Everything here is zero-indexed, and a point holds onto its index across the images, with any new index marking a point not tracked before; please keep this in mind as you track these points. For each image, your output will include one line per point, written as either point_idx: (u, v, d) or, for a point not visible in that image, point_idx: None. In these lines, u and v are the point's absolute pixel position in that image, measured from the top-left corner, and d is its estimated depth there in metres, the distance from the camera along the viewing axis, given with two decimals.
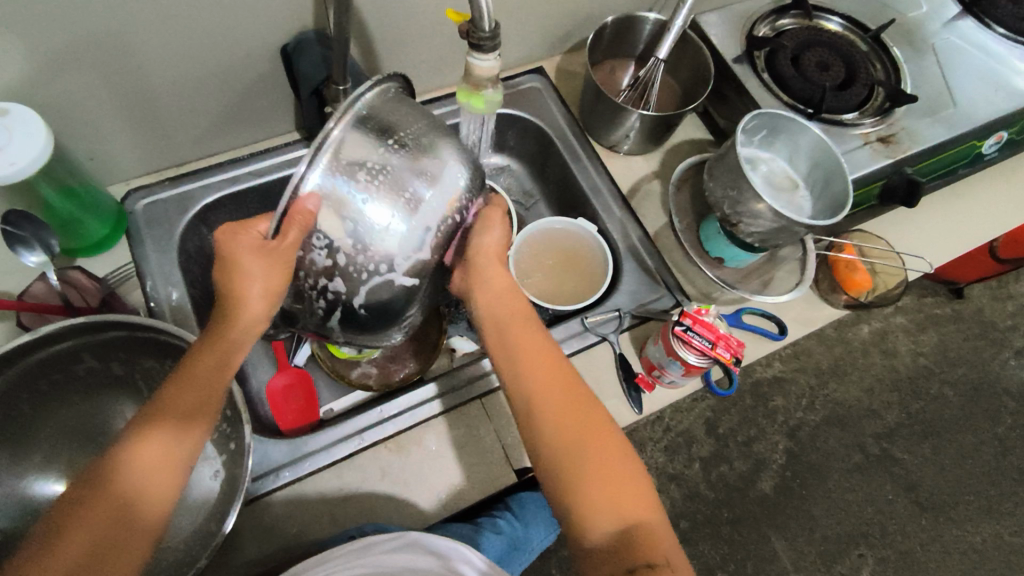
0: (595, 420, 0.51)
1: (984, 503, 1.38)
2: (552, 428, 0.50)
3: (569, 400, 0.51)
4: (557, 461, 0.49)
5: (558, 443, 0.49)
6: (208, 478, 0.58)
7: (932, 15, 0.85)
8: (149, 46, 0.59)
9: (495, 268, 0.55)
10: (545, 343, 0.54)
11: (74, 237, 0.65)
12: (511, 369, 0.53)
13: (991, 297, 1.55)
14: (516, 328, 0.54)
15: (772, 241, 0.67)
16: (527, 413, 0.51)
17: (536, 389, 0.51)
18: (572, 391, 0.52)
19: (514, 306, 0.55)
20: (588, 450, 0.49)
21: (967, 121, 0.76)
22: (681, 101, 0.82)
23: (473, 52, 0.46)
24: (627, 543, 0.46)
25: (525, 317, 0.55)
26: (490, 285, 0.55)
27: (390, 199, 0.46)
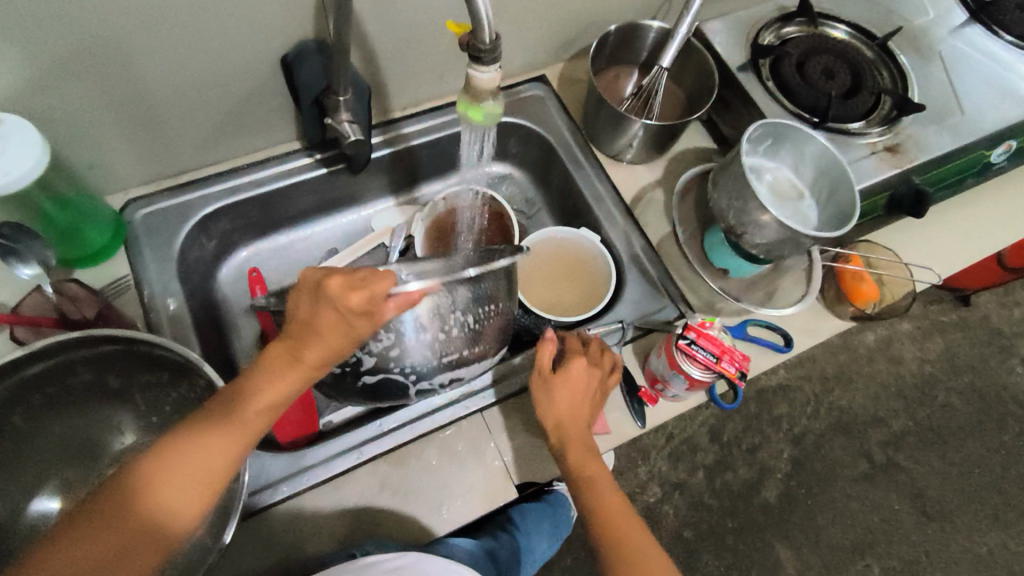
0: (635, 523, 0.56)
1: (991, 512, 1.36)
2: (608, 543, 0.55)
3: (617, 501, 0.57)
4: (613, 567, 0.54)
5: (615, 560, 0.54)
6: None
7: (940, 21, 0.84)
8: (147, 55, 0.59)
9: (574, 368, 0.60)
10: (596, 458, 0.59)
11: (70, 248, 0.64)
12: (578, 475, 0.57)
13: (998, 304, 1.54)
14: (574, 445, 0.58)
15: (776, 252, 0.66)
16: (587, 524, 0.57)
17: (596, 497, 0.57)
18: (621, 507, 0.57)
19: (579, 419, 0.59)
20: (635, 567, 0.53)
21: (975, 130, 0.75)
22: (685, 109, 0.81)
23: (473, 64, 0.45)
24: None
25: (583, 434, 0.59)
26: (564, 395, 0.59)
27: (431, 340, 0.54)
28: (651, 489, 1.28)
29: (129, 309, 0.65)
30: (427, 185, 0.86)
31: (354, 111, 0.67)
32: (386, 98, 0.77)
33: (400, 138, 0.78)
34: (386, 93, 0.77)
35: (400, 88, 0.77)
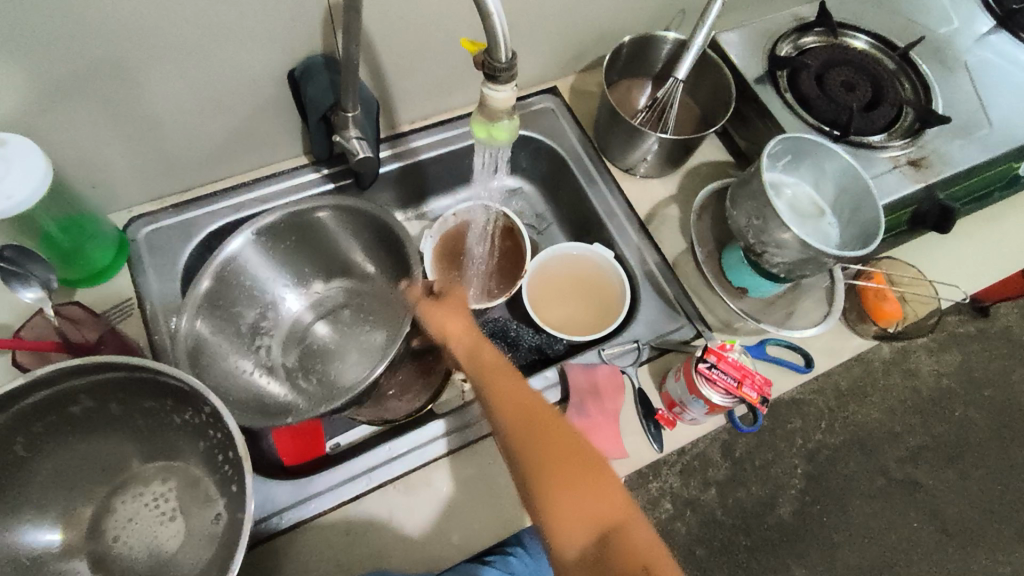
0: (555, 426, 0.50)
1: (1013, 530, 1.32)
2: (527, 454, 0.49)
3: (544, 430, 0.50)
4: (532, 482, 0.48)
5: (526, 470, 0.48)
6: (212, 521, 0.55)
7: (963, 30, 0.81)
8: (153, 71, 0.58)
9: (455, 321, 0.59)
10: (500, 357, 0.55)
11: (75, 269, 0.63)
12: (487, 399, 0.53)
13: (1019, 316, 1.50)
14: (475, 351, 0.56)
15: (799, 272, 0.64)
16: (506, 454, 0.50)
17: (501, 402, 0.51)
18: (534, 402, 0.51)
19: (470, 333, 0.58)
20: (556, 466, 0.48)
21: (1003, 142, 0.72)
22: (700, 121, 0.79)
23: (488, 83, 0.43)
24: (604, 552, 0.45)
25: (487, 347, 0.56)
26: (441, 317, 0.59)
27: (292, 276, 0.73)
28: (662, 506, 1.26)
29: (132, 329, 0.64)
30: (435, 200, 0.84)
31: (363, 127, 0.65)
32: (394, 112, 0.76)
33: (409, 153, 0.76)
34: (395, 107, 0.75)
35: (409, 102, 0.75)
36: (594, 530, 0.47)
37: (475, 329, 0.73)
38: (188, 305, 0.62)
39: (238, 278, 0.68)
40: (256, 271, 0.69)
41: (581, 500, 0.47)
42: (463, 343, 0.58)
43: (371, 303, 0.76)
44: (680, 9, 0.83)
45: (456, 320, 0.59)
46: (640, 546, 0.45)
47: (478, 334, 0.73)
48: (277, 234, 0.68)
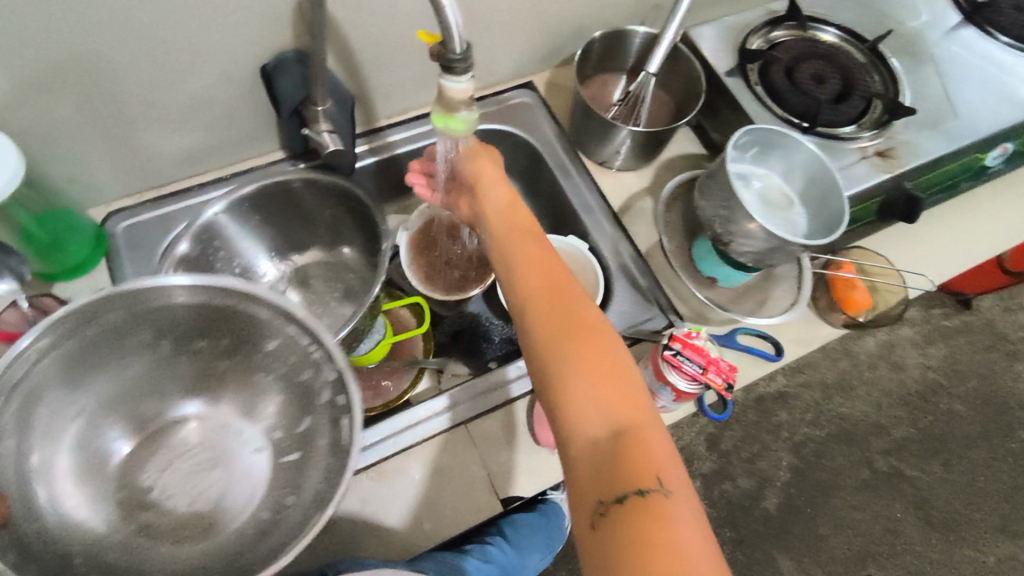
0: (582, 318, 0.46)
1: (997, 520, 1.33)
2: (550, 336, 0.46)
3: (574, 317, 0.46)
4: (550, 369, 0.44)
5: (545, 356, 0.45)
6: (253, 460, 0.53)
7: (932, 24, 0.82)
8: (126, 67, 0.58)
9: (495, 195, 0.56)
10: (543, 245, 0.52)
11: (52, 263, 0.63)
12: (514, 281, 0.50)
13: (1003, 309, 1.52)
14: (515, 234, 0.53)
15: (766, 260, 0.65)
16: (527, 337, 0.47)
17: (533, 288, 0.48)
18: (567, 296, 0.48)
19: (515, 217, 0.55)
20: (580, 350, 0.44)
21: (970, 133, 0.73)
22: (673, 114, 0.80)
23: (446, 74, 0.44)
24: (615, 451, 0.40)
25: (530, 233, 0.53)
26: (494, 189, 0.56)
27: (265, 245, 0.76)
28: None
29: None
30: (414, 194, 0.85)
31: (335, 121, 0.66)
32: (371, 107, 0.77)
33: (385, 147, 0.77)
34: (371, 103, 0.76)
35: (385, 97, 0.76)
36: (608, 429, 0.41)
37: (446, 321, 0.76)
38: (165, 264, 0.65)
39: (214, 244, 0.70)
40: (232, 239, 0.72)
41: (598, 396, 0.43)
42: (494, 225, 0.55)
43: (341, 275, 0.79)
44: (654, 4, 0.84)
45: (502, 199, 0.56)
46: (653, 456, 0.40)
47: (448, 325, 0.76)
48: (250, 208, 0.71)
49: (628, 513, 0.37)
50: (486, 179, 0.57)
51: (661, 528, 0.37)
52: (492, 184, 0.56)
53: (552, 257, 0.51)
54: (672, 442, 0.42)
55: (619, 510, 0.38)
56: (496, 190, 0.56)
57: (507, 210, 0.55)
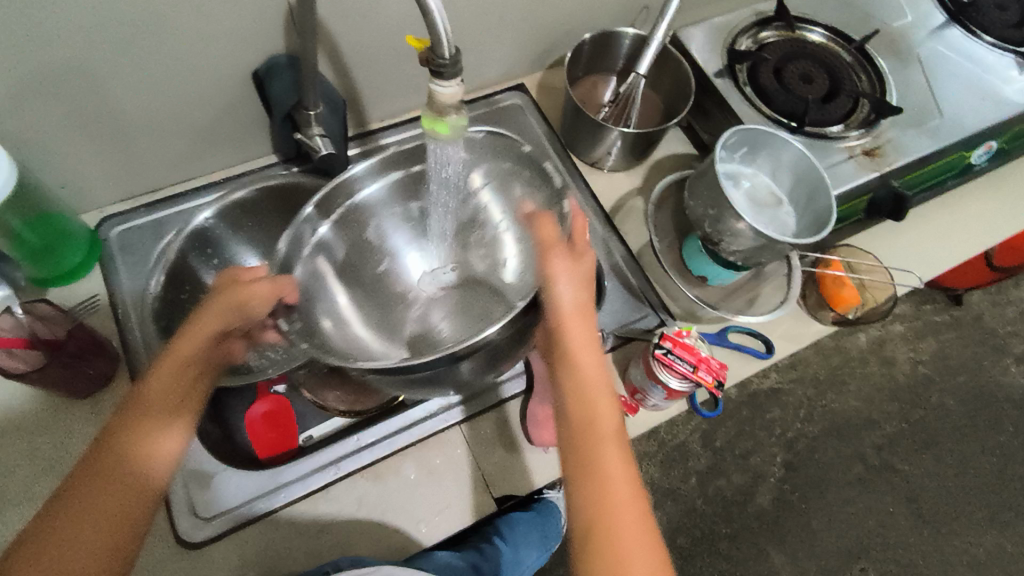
0: (616, 458, 0.48)
1: (987, 512, 1.35)
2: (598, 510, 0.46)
3: (615, 487, 0.47)
4: (601, 536, 0.46)
5: (574, 480, 0.48)
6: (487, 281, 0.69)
7: (917, 24, 0.84)
8: (117, 73, 0.59)
9: (561, 261, 0.53)
10: (596, 353, 0.51)
11: (47, 267, 0.64)
12: (583, 431, 0.49)
13: (992, 304, 1.53)
14: (570, 323, 0.51)
15: (755, 259, 0.66)
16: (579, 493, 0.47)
17: (576, 409, 0.50)
18: (609, 428, 0.49)
19: (573, 305, 0.52)
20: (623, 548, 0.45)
21: (955, 131, 0.74)
22: (663, 115, 0.80)
23: (434, 79, 0.44)
24: None
25: (587, 331, 0.51)
26: (548, 265, 0.53)
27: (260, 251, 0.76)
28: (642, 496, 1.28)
29: (102, 326, 0.65)
30: None
31: (327, 125, 0.66)
32: (363, 110, 0.77)
33: (378, 149, 0.78)
34: (363, 106, 0.77)
35: (376, 100, 0.77)
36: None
37: None
38: (155, 271, 0.66)
39: (205, 250, 0.71)
40: (224, 243, 0.72)
41: (620, 541, 0.46)
42: (564, 352, 0.51)
43: None
44: (643, 6, 0.84)
45: (559, 273, 0.52)
46: None
47: None
48: (239, 216, 0.72)
49: None
50: (566, 299, 0.51)
51: None
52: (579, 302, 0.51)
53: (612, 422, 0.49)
54: None
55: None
56: (555, 258, 0.53)
57: (580, 337, 0.51)
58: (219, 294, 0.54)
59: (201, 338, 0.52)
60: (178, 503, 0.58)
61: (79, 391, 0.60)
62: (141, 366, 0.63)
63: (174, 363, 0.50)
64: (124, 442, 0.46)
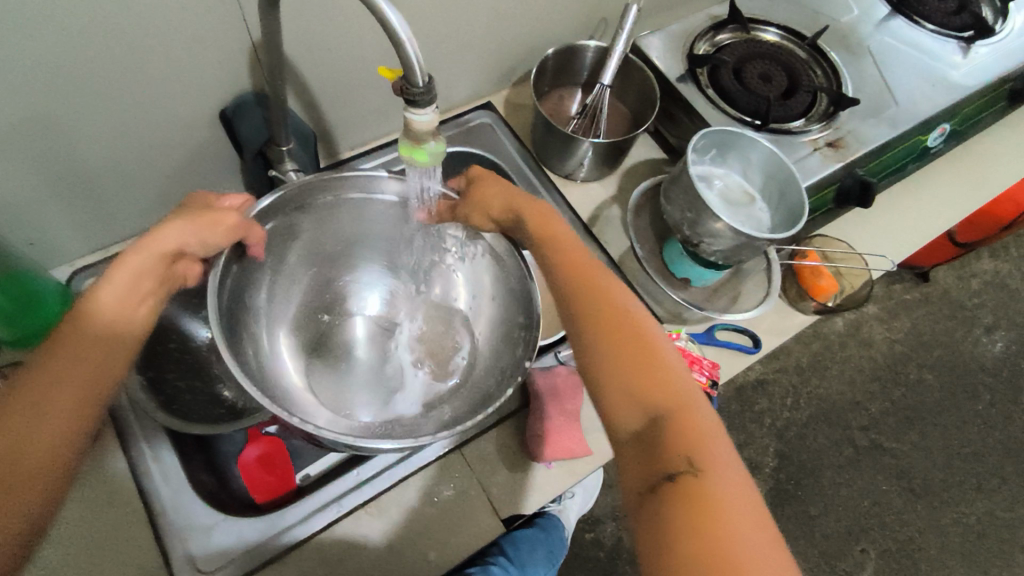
0: (590, 274, 0.52)
1: (974, 481, 1.38)
2: (589, 331, 0.48)
3: (613, 309, 0.49)
4: (590, 327, 0.48)
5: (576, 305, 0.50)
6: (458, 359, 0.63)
7: (864, 17, 0.87)
8: (82, 125, 0.57)
9: (488, 189, 0.59)
10: (552, 219, 0.57)
11: (18, 329, 0.61)
12: (556, 263, 0.54)
13: (957, 278, 1.58)
14: (533, 216, 0.57)
15: (735, 258, 0.67)
16: (582, 343, 0.48)
17: (554, 260, 0.54)
18: (590, 266, 0.53)
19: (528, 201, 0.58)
20: (626, 343, 0.47)
21: (910, 117, 0.77)
22: (632, 122, 0.82)
23: (410, 108, 0.44)
24: (646, 401, 0.44)
25: (543, 215, 0.57)
26: (486, 188, 0.59)
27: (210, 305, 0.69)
28: None
29: None
30: None
31: (299, 160, 0.66)
32: (333, 141, 0.77)
33: None
34: (333, 137, 0.76)
35: (346, 130, 0.77)
36: (632, 370, 0.46)
37: None
38: None
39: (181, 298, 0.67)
40: None
41: (615, 338, 0.47)
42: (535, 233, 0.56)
43: None
44: (601, 19, 0.86)
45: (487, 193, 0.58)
46: (669, 393, 0.45)
47: None
48: None
49: (657, 449, 0.42)
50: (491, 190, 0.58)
51: (696, 449, 0.41)
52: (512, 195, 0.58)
53: (598, 274, 0.52)
54: (688, 384, 0.45)
55: (658, 491, 0.40)
56: (483, 190, 0.59)
57: (541, 213, 0.57)
58: (193, 208, 0.53)
59: (146, 260, 0.49)
60: (177, 560, 0.56)
61: None
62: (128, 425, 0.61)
63: (113, 305, 0.47)
64: (34, 400, 0.42)
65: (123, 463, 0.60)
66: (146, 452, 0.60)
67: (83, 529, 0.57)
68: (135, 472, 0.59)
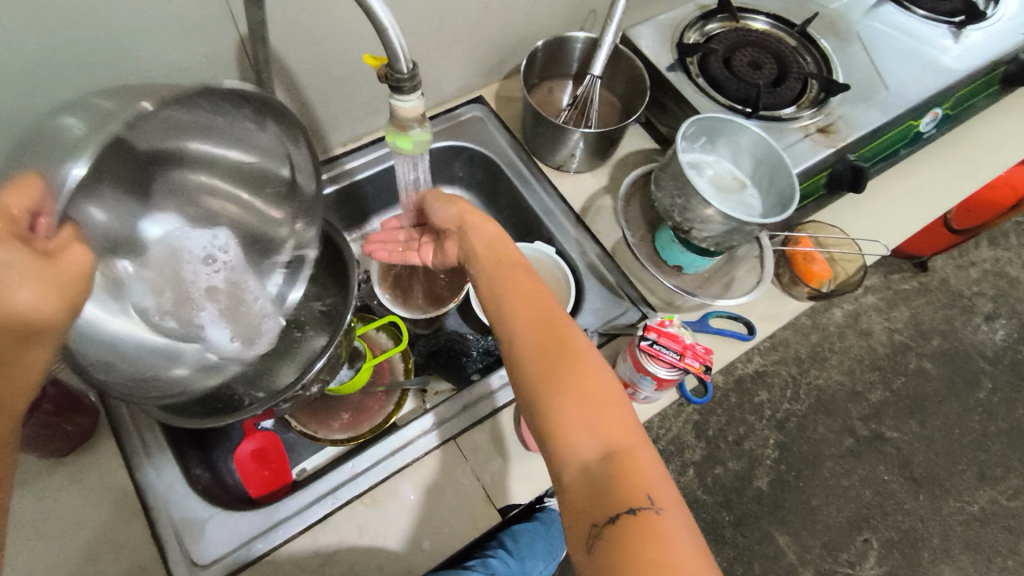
0: (532, 303, 0.50)
1: (977, 469, 1.38)
2: (535, 364, 0.47)
3: (566, 344, 0.48)
4: (537, 359, 0.47)
5: (522, 333, 0.49)
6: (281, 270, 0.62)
7: (852, 4, 0.87)
8: None
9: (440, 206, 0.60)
10: (501, 241, 0.55)
11: None
12: (501, 292, 0.52)
13: (955, 266, 1.58)
14: (483, 236, 0.56)
15: (726, 243, 0.67)
16: (528, 379, 0.47)
17: (500, 287, 0.52)
18: (535, 289, 0.51)
19: (480, 218, 0.57)
20: (575, 374, 0.46)
21: (901, 102, 0.77)
22: (622, 113, 0.82)
23: (394, 93, 0.44)
24: (598, 436, 0.43)
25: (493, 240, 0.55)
26: (441, 204, 0.59)
27: None
28: None
29: None
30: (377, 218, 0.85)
31: None
32: (324, 136, 0.77)
33: (344, 174, 0.77)
34: (324, 132, 0.77)
35: (337, 126, 0.77)
36: (583, 405, 0.45)
37: (421, 343, 0.77)
38: None
39: None
40: None
41: (561, 370, 0.46)
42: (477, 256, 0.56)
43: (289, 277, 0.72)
44: (590, 11, 0.87)
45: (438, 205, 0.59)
46: (620, 425, 0.44)
47: (424, 346, 0.76)
48: None
49: (610, 488, 0.41)
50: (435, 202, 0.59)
51: (649, 484, 0.41)
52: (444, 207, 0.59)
53: (545, 300, 0.51)
54: (637, 418, 0.45)
55: (612, 529, 0.39)
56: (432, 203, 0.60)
57: (491, 239, 0.56)
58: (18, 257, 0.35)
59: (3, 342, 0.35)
60: (173, 555, 0.56)
61: (59, 450, 0.58)
62: (123, 419, 0.61)
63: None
64: None
65: (117, 460, 0.60)
66: (139, 448, 0.60)
67: (77, 526, 0.57)
68: (130, 466, 0.59)
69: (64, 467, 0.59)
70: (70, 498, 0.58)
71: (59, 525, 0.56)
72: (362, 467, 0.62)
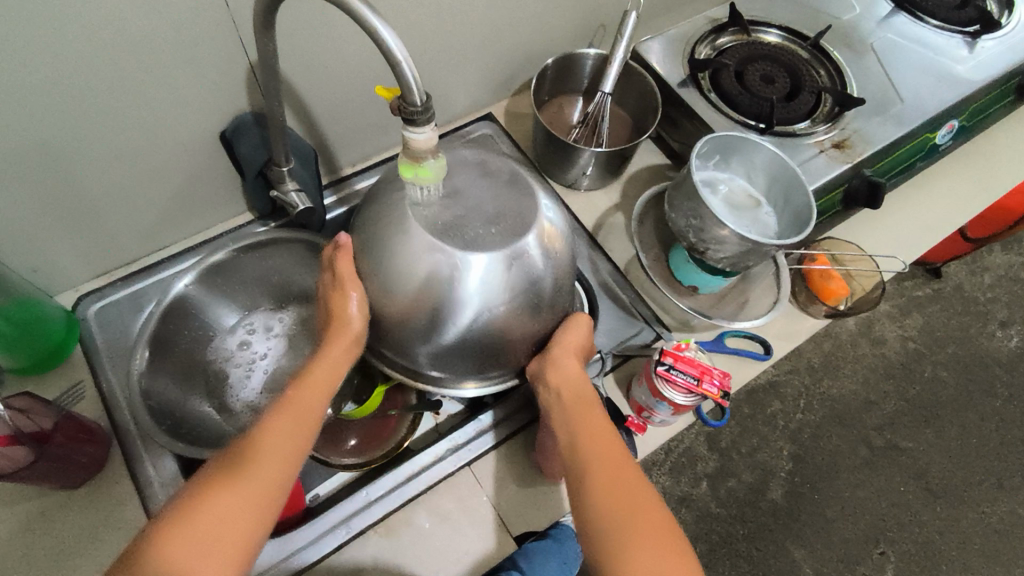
0: (614, 457, 0.50)
1: (995, 479, 1.36)
2: (604, 522, 0.46)
3: (643, 505, 0.47)
4: (611, 516, 0.46)
5: (601, 489, 0.48)
6: (480, 222, 0.51)
7: (865, 15, 0.86)
8: (82, 151, 0.57)
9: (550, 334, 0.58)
10: (590, 395, 0.54)
11: (26, 355, 0.61)
12: (583, 443, 0.51)
13: (969, 272, 1.56)
14: (570, 386, 0.54)
15: (742, 264, 0.66)
16: (597, 534, 0.46)
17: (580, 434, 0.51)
18: (618, 448, 0.50)
19: (571, 363, 0.56)
20: (647, 540, 0.45)
21: (917, 115, 0.76)
22: (633, 130, 0.81)
23: (408, 126, 0.43)
24: None
25: (580, 390, 0.54)
26: (566, 331, 0.57)
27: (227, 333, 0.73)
28: None
29: (90, 411, 0.62)
30: None
31: (298, 178, 0.66)
32: (334, 156, 0.77)
33: (354, 194, 0.77)
34: (333, 153, 0.76)
35: (346, 147, 0.77)
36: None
37: None
38: (137, 348, 0.62)
39: (190, 317, 0.68)
40: (205, 309, 0.70)
41: (636, 536, 0.45)
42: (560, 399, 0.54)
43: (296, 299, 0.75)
44: (600, 25, 0.86)
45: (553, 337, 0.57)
46: None
47: None
48: (217, 282, 0.69)
49: None
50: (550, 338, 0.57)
51: None
52: (564, 334, 0.57)
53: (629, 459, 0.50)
54: None
55: None
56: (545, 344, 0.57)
57: (579, 386, 0.54)
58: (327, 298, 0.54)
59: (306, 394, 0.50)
60: None
61: (70, 481, 0.57)
62: (136, 447, 0.61)
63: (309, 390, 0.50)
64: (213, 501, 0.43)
65: (130, 490, 0.59)
66: (153, 477, 0.59)
67: (90, 557, 0.56)
68: (143, 496, 0.58)
69: (78, 497, 0.58)
70: (83, 528, 0.57)
71: (72, 557, 0.56)
72: (374, 496, 0.62)
